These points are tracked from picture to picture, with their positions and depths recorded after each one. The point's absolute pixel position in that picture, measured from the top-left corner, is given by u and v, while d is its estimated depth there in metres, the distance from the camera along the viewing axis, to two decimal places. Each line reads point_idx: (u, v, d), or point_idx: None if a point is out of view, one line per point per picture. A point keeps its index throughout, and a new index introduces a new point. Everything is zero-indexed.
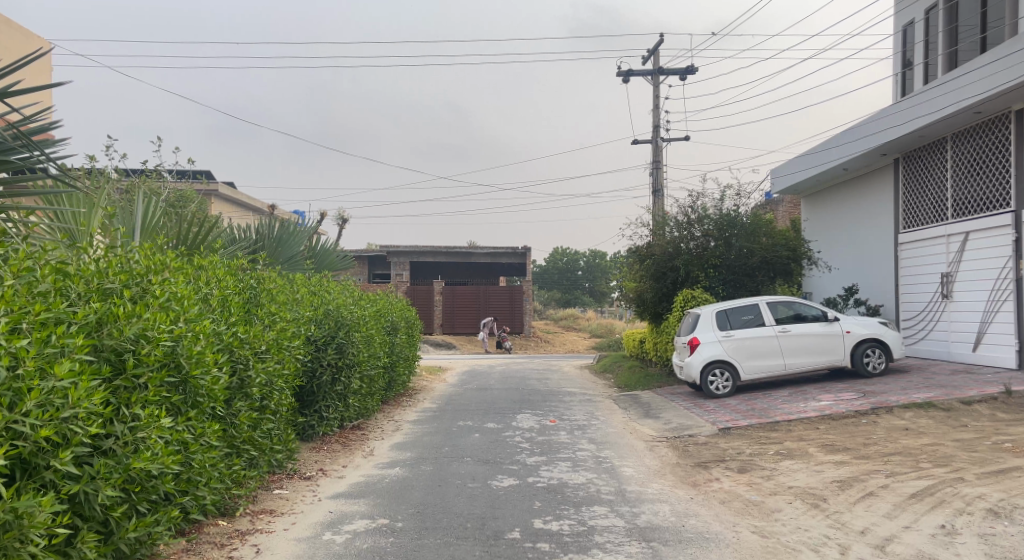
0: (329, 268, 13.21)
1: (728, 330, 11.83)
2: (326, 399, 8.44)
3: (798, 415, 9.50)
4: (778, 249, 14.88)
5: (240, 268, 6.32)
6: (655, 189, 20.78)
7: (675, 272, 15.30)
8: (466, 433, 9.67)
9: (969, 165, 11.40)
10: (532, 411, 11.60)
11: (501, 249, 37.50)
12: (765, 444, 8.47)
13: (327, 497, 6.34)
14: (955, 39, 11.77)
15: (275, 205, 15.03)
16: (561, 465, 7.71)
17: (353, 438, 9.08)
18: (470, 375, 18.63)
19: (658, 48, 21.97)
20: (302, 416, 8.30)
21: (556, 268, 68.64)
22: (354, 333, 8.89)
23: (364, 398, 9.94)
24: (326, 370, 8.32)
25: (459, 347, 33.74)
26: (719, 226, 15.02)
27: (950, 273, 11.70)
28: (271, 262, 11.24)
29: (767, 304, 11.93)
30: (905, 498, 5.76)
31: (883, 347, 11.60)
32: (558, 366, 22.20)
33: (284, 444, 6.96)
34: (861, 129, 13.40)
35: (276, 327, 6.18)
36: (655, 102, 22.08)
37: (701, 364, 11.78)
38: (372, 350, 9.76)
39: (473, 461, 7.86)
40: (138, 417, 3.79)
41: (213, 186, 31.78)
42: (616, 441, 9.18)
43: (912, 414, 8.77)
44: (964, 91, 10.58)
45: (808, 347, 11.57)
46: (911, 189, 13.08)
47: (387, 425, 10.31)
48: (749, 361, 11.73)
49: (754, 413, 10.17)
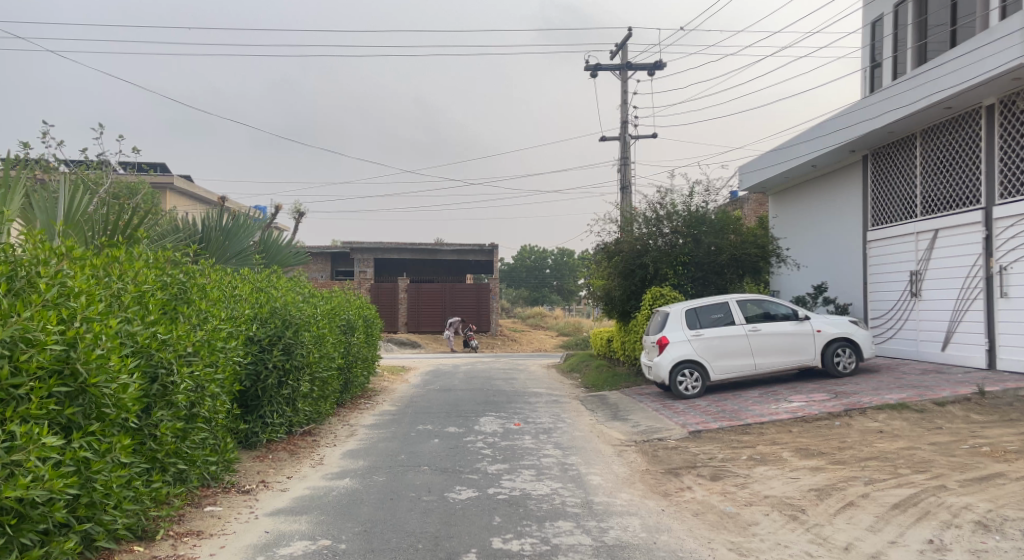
0: (281, 264, 12.51)
1: (697, 329, 11.50)
2: (272, 403, 7.85)
3: (769, 417, 9.18)
4: (747, 246, 14.64)
5: (167, 260, 5.66)
6: (623, 185, 20.45)
7: (644, 269, 14.94)
8: (425, 438, 9.13)
9: (938, 162, 11.24)
10: (497, 414, 11.09)
11: (467, 246, 36.90)
12: (738, 449, 8.12)
13: (265, 514, 5.75)
14: (924, 33, 11.58)
15: (225, 197, 14.23)
16: (525, 474, 7.21)
17: (302, 444, 8.44)
18: (433, 376, 18.06)
19: (626, 42, 21.64)
20: (244, 422, 7.71)
21: (523, 266, 68.32)
22: (305, 333, 8.26)
23: (316, 402, 9.31)
24: (271, 374, 7.70)
25: (424, 346, 33.08)
26: (688, 223, 14.72)
27: (920, 271, 11.54)
28: (213, 255, 10.52)
29: (737, 303, 11.64)
30: (887, 509, 5.41)
31: (854, 347, 11.38)
32: (524, 365, 21.74)
33: (220, 456, 6.36)
34: (831, 124, 13.22)
35: (209, 327, 5.58)
36: (624, 97, 21.75)
37: (670, 364, 11.43)
38: (324, 351, 9.15)
39: (431, 470, 7.32)
40: (14, 437, 3.24)
41: (169, 179, 30.69)
42: (583, 447, 8.74)
43: (885, 416, 8.51)
44: (935, 85, 10.38)
45: (778, 346, 11.31)
46: (879, 186, 12.92)
47: (341, 430, 9.70)
48: (718, 361, 11.41)
49: (724, 415, 9.83)
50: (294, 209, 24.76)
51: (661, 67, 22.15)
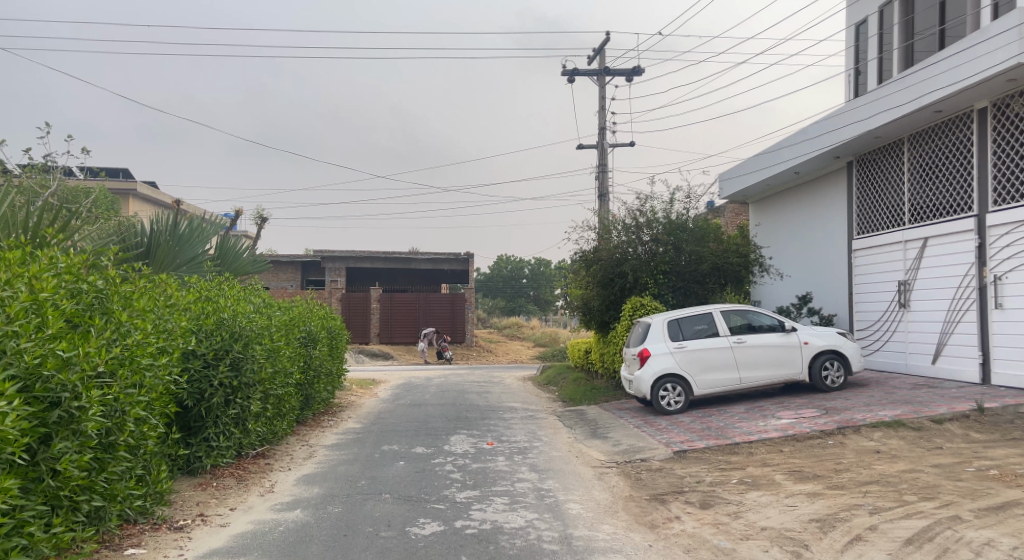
0: (238, 271, 11.73)
1: (680, 341, 10.96)
2: (217, 424, 7.07)
3: (759, 435, 8.63)
4: (729, 255, 14.17)
5: (84, 264, 4.86)
6: (601, 192, 19.95)
7: (623, 278, 14.39)
8: (390, 461, 8.40)
9: (926, 168, 10.88)
10: (469, 432, 10.41)
11: (442, 255, 36.16)
12: (727, 471, 7.53)
13: (196, 557, 4.98)
14: (911, 32, 11.26)
15: (181, 200, 13.38)
16: (496, 503, 6.52)
17: (252, 469, 7.63)
18: (404, 389, 17.28)
19: (603, 47, 21.24)
20: (186, 447, 6.93)
21: (500, 276, 67.63)
22: (257, 346, 7.51)
23: (270, 420, 8.53)
24: (217, 392, 6.92)
25: (397, 358, 32.17)
26: (669, 231, 14.22)
27: (908, 281, 11.14)
28: (161, 266, 9.74)
29: (721, 313, 11.13)
30: (901, 544, 4.84)
31: (843, 360, 10.91)
32: (500, 378, 21.04)
33: (148, 488, 5.53)
34: (815, 128, 12.85)
35: (132, 341, 4.74)
36: (601, 103, 21.32)
37: (652, 378, 10.85)
38: (280, 366, 8.39)
39: (393, 499, 6.61)
40: None
41: (132, 185, 29.78)
42: (561, 469, 8.08)
43: (881, 434, 8.00)
44: (926, 86, 9.99)
45: (764, 359, 10.82)
46: (865, 193, 12.56)
47: (298, 452, 8.92)
48: (702, 375, 10.86)
49: (710, 433, 9.26)
50: (253, 214, 23.80)
51: (639, 73, 21.77)
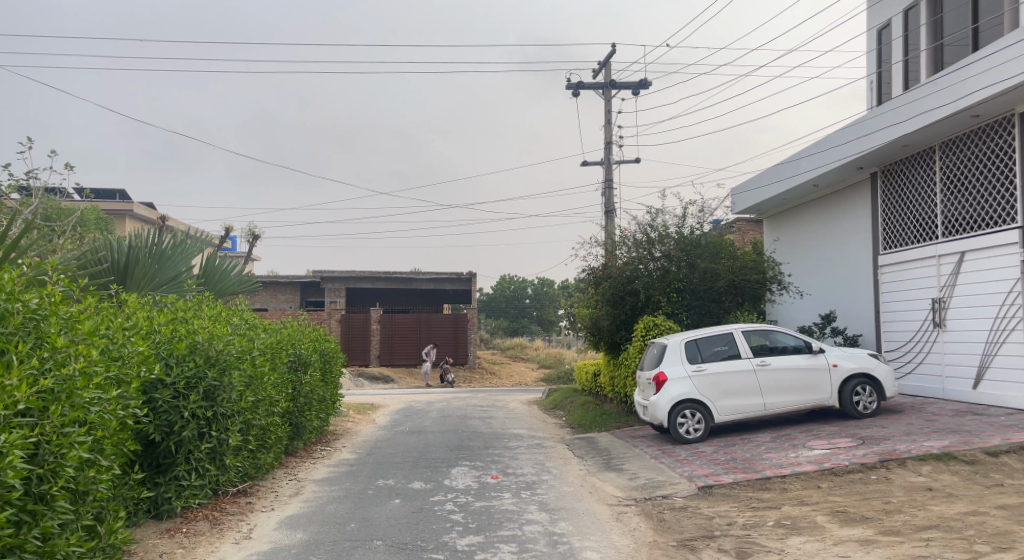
0: (227, 289, 10.94)
1: (699, 364, 10.18)
2: (189, 462, 6.28)
3: (792, 468, 7.81)
4: (746, 272, 13.44)
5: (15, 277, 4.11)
6: (607, 208, 19.27)
7: (634, 296, 13.65)
8: (385, 498, 7.60)
9: (961, 178, 10.18)
10: (472, 463, 9.59)
11: (444, 274, 35.43)
12: (761, 511, 6.71)
13: None
14: (940, 32, 10.65)
15: (167, 216, 12.70)
16: (504, 552, 5.70)
17: (231, 511, 6.82)
18: (403, 415, 16.44)
19: (609, 60, 20.69)
20: (151, 488, 6.13)
21: (503, 296, 66.72)
22: (236, 373, 6.81)
23: (252, 453, 7.74)
24: (189, 425, 6.18)
25: (398, 382, 31.31)
26: (681, 247, 13.49)
27: (943, 298, 10.38)
28: (140, 284, 9.02)
29: (742, 334, 10.38)
30: None
31: (875, 385, 10.11)
32: (504, 402, 20.16)
33: (97, 542, 4.74)
34: (837, 138, 12.19)
35: (69, 372, 3.96)
36: (607, 117, 20.74)
37: (669, 404, 10.04)
38: (263, 395, 7.64)
39: (386, 548, 5.80)
40: None
41: (128, 205, 29.22)
42: (573, 508, 7.27)
43: (930, 468, 7.20)
44: (961, 89, 9.32)
45: (790, 383, 10.03)
46: (891, 206, 11.85)
47: (284, 488, 8.11)
48: (723, 400, 10.06)
49: (735, 465, 8.45)
50: (245, 230, 23.13)
51: (646, 85, 21.23)
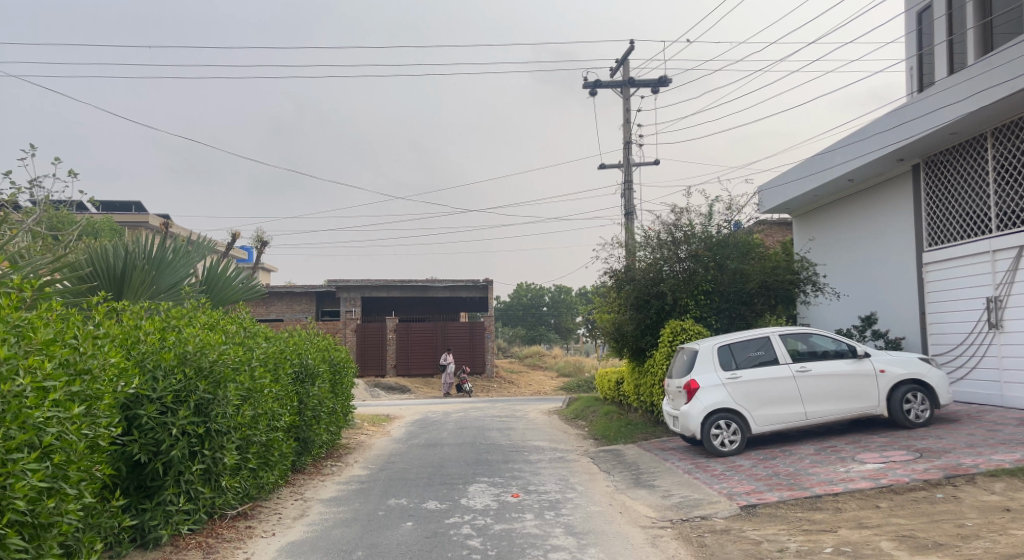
0: (230, 300, 10.40)
1: (734, 371, 9.45)
2: (178, 485, 5.69)
3: (844, 485, 7.06)
4: (778, 272, 12.71)
5: None
6: (627, 210, 18.59)
7: (660, 300, 12.96)
8: (397, 521, 6.96)
9: (1015, 167, 9.41)
10: (491, 480, 8.95)
11: (460, 282, 34.89)
12: (816, 535, 5.99)
13: None
14: (988, 9, 9.94)
15: (170, 222, 12.23)
16: None
17: (227, 536, 6.23)
18: (419, 427, 15.84)
19: (628, 57, 20.08)
20: (136, 514, 5.53)
21: (520, 304, 66.03)
22: (231, 386, 6.27)
23: (253, 472, 7.14)
24: (178, 444, 5.60)
25: (414, 392, 30.73)
26: (708, 247, 12.78)
27: (1000, 296, 9.59)
28: (138, 292, 8.49)
29: (778, 337, 9.65)
30: None
31: (927, 392, 9.32)
32: (523, 412, 19.48)
33: None
34: (876, 127, 11.43)
35: (15, 388, 3.42)
36: (626, 116, 20.13)
37: (701, 415, 9.30)
38: (264, 408, 7.08)
39: None
40: None
41: (144, 217, 29.02)
42: (603, 531, 6.58)
43: (1004, 485, 6.43)
44: (1016, 68, 8.59)
45: (834, 390, 9.27)
46: (936, 199, 11.08)
47: (289, 510, 7.50)
48: (761, 409, 9.32)
49: (779, 481, 7.71)
50: (255, 237, 22.72)
51: (666, 83, 20.60)
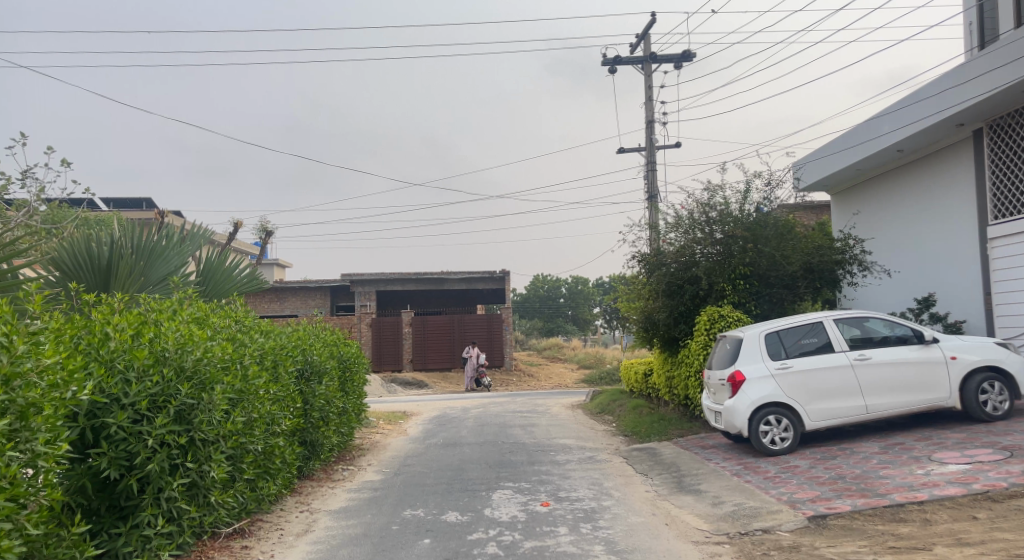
0: (230, 295, 9.54)
1: (784, 361, 8.47)
2: (154, 504, 4.87)
3: (927, 491, 6.10)
4: (823, 252, 11.69)
5: None
6: (650, 192, 17.57)
7: (694, 284, 11.98)
8: (415, 538, 6.11)
9: None
10: (517, 485, 8.07)
11: (476, 273, 34.06)
12: (908, 554, 5.03)
13: None
14: None
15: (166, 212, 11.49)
16: None
17: None
18: (437, 425, 15.00)
19: (648, 31, 19.03)
20: (105, 539, 4.70)
21: (537, 296, 65.14)
22: (219, 388, 5.45)
23: (250, 482, 6.35)
24: (154, 456, 4.79)
25: (432, 386, 30.01)
26: (745, 227, 11.77)
27: None
28: (128, 285, 7.68)
29: (833, 322, 8.65)
30: None
31: (1005, 380, 8.33)
32: (546, 407, 18.59)
33: None
34: (932, 89, 10.35)
35: None
36: (648, 94, 19.09)
37: (748, 410, 8.34)
38: (261, 413, 6.28)
39: None
40: None
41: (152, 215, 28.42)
42: (650, 549, 5.66)
43: None
44: None
45: (898, 381, 8.29)
46: (1001, 167, 9.99)
47: (293, 524, 6.68)
48: (816, 403, 8.34)
49: (847, 485, 6.75)
50: (263, 227, 21.96)
51: (690, 58, 19.55)
